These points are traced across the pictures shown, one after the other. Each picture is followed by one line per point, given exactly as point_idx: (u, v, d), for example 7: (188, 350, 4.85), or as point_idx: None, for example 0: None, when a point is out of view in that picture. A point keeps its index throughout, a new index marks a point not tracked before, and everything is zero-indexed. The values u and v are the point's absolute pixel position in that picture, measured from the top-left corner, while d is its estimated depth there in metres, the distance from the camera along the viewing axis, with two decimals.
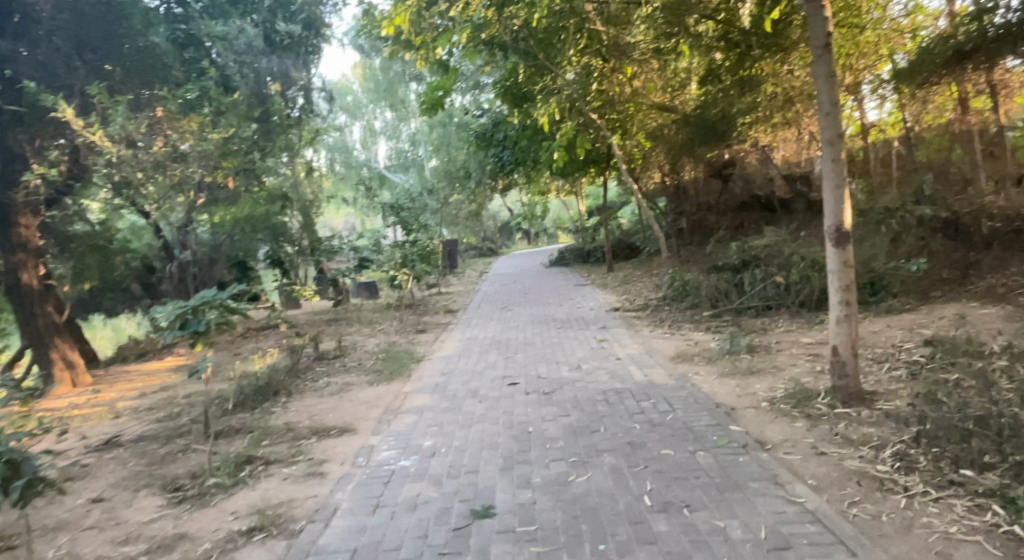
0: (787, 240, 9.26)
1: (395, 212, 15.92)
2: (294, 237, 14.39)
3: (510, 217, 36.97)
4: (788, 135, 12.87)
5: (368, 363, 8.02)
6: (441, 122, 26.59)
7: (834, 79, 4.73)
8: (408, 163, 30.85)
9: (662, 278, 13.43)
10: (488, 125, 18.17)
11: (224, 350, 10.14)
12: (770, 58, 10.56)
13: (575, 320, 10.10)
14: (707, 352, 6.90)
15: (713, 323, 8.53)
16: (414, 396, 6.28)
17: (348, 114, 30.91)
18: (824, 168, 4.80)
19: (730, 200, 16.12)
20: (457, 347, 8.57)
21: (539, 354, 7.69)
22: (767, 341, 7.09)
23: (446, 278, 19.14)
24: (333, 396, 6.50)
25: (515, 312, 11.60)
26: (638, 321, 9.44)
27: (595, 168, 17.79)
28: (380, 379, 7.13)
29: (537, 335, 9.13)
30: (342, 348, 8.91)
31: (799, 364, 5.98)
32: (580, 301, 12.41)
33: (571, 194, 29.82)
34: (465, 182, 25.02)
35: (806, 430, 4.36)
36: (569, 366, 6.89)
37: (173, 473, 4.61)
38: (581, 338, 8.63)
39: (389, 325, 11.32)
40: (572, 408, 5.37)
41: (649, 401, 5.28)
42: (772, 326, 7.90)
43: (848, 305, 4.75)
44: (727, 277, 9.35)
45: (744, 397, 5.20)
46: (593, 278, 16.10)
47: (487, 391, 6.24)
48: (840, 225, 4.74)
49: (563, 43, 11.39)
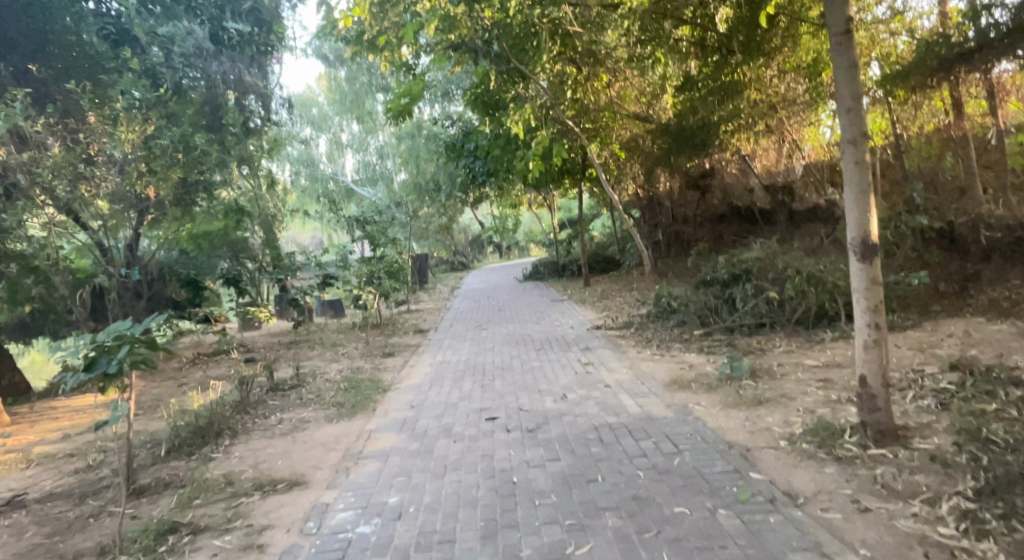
0: (778, 252, 8.72)
1: (361, 227, 15.11)
2: (256, 254, 13.87)
3: (481, 230, 36.31)
4: (769, 144, 12.43)
5: (328, 394, 7.21)
6: (410, 134, 25.84)
7: (856, 70, 4.14)
8: (376, 176, 29.96)
9: (642, 293, 12.85)
10: (458, 135, 17.49)
11: (168, 381, 9.20)
12: (752, 64, 10.05)
13: (554, 340, 9.43)
14: (705, 378, 6.26)
15: (705, 343, 7.92)
16: (378, 436, 5.48)
17: (313, 126, 29.97)
18: (846, 171, 4.19)
19: (708, 212, 15.67)
20: (428, 374, 7.79)
21: (519, 381, 6.95)
22: (769, 364, 6.47)
23: (415, 295, 18.32)
24: (285, 437, 5.68)
25: (490, 331, 10.87)
26: (622, 341, 8.79)
27: (570, 179, 17.19)
28: (340, 414, 6.33)
29: (515, 358, 8.43)
30: (300, 377, 8.08)
31: (810, 393, 5.37)
32: (558, 318, 11.75)
33: (543, 207, 29.29)
34: (434, 195, 24.29)
35: (840, 478, 3.70)
36: (553, 396, 6.16)
37: (78, 547, 3.77)
38: (563, 361, 7.94)
39: (353, 348, 10.49)
40: (562, 450, 4.64)
41: (650, 441, 4.59)
42: (770, 347, 7.31)
43: (878, 328, 4.12)
44: (716, 292, 8.76)
45: (757, 434, 4.55)
46: (569, 293, 15.46)
47: (461, 429, 5.47)
48: (867, 236, 4.12)
49: (537, 48, 10.77)
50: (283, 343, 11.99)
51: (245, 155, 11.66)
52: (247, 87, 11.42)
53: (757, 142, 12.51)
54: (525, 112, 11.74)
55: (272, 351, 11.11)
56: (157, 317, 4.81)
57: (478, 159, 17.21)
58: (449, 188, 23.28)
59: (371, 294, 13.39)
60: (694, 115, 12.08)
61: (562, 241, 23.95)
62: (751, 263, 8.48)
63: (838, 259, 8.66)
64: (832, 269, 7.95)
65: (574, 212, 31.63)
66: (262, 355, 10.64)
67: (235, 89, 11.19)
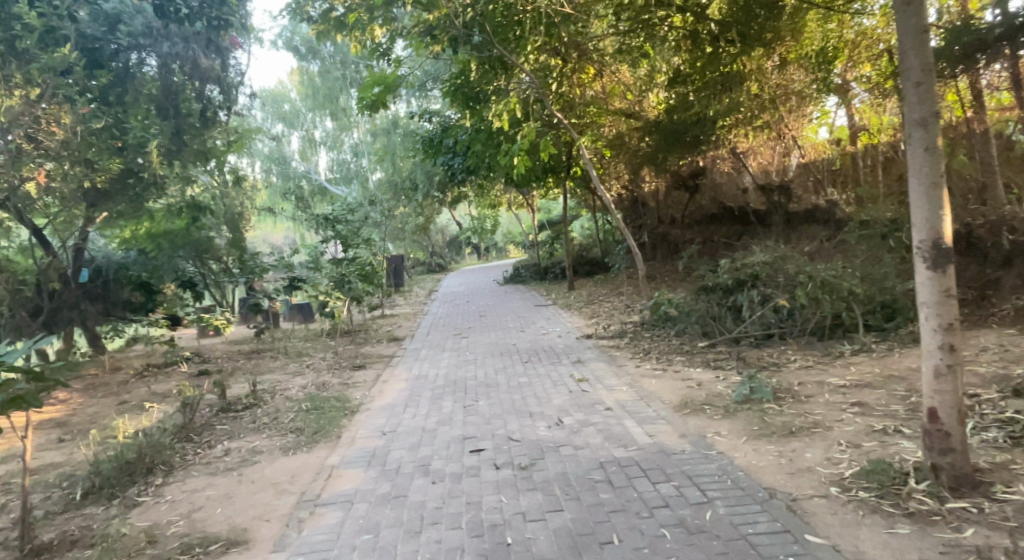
0: (787, 256, 8.02)
1: (331, 226, 14.10)
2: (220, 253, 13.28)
3: (459, 231, 35.42)
4: (766, 142, 11.76)
5: (286, 417, 6.29)
6: (385, 130, 24.75)
7: (927, 37, 3.39)
8: (350, 175, 28.83)
9: (633, 299, 12.10)
10: (436, 131, 16.55)
11: (108, 399, 8.17)
12: (753, 54, 9.38)
13: (541, 351, 8.61)
14: (719, 400, 5.49)
15: (710, 356, 7.16)
16: (342, 474, 4.61)
17: (284, 123, 28.80)
18: (913, 160, 3.44)
19: (697, 213, 15.01)
20: (402, 393, 6.91)
21: (505, 401, 6.11)
22: (788, 383, 5.74)
23: (390, 299, 17.36)
24: (230, 475, 4.79)
25: (470, 340, 10.04)
26: (617, 353, 7.99)
27: (554, 178, 16.39)
28: (299, 442, 5.43)
29: (500, 372, 7.59)
30: (256, 395, 7.14)
31: (848, 421, 4.62)
32: (543, 325, 10.94)
33: (523, 207, 28.51)
34: (411, 194, 23.38)
35: (923, 545, 2.94)
36: (547, 422, 5.33)
37: None
38: (554, 375, 7.12)
39: (320, 360, 9.53)
40: (563, 496, 3.81)
41: (671, 486, 3.78)
42: (785, 361, 6.57)
43: (954, 351, 3.36)
44: (719, 299, 8.02)
45: (799, 477, 3.78)
46: (554, 297, 14.68)
47: (441, 464, 4.61)
48: (940, 239, 3.35)
49: (522, 33, 9.96)
50: (244, 353, 11.02)
51: (203, 147, 10.62)
52: (218, 78, 10.46)
53: (753, 140, 11.85)
54: (510, 102, 10.93)
55: (230, 363, 10.15)
56: (48, 338, 4.99)
57: (458, 156, 16.35)
58: (426, 187, 22.37)
59: (339, 299, 12.36)
60: (688, 111, 11.36)
61: (543, 242, 23.15)
62: (759, 267, 7.76)
63: (851, 264, 7.97)
64: (848, 275, 7.27)
65: (554, 213, 30.91)
66: (218, 367, 9.68)
67: (199, 81, 10.17)
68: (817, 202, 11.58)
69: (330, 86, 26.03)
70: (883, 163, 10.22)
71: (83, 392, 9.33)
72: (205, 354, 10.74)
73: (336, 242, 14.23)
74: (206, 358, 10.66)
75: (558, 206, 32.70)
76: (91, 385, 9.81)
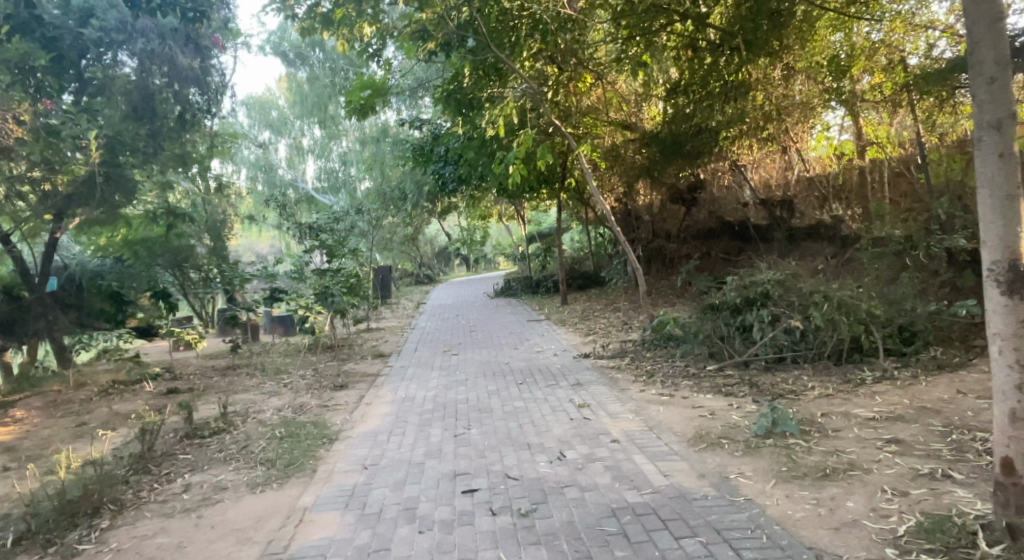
0: (799, 274, 7.55)
1: (314, 235, 13.47)
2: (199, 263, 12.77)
3: (448, 242, 34.89)
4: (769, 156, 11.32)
5: (256, 446, 5.67)
6: (375, 138, 24.21)
7: (1001, 29, 2.95)
8: (339, 184, 28.26)
9: (630, 316, 11.61)
10: (427, 139, 16.04)
11: (65, 421, 7.51)
12: (760, 63, 9.00)
13: (536, 372, 8.07)
14: (737, 433, 4.97)
15: (720, 381, 6.66)
16: (315, 518, 4.03)
17: (272, 130, 28.19)
18: (983, 168, 2.98)
19: (694, 227, 14.63)
20: (387, 418, 6.35)
21: (500, 430, 5.56)
22: (811, 414, 5.23)
23: (376, 312, 16.74)
24: (187, 518, 4.20)
25: (461, 357, 9.48)
26: (619, 375, 7.46)
27: (547, 189, 15.92)
28: (269, 477, 4.84)
29: (495, 394, 7.05)
30: (226, 419, 6.53)
31: (888, 463, 4.12)
32: (537, 342, 10.41)
33: (514, 218, 28.04)
34: (400, 204, 22.86)
35: None
36: (548, 456, 4.79)
37: None
38: (552, 400, 6.58)
39: (299, 378, 8.92)
40: (573, 555, 3.27)
41: (699, 544, 3.25)
42: (802, 388, 6.08)
43: None
44: (726, 319, 7.53)
45: (845, 534, 3.28)
46: (547, 312, 14.15)
47: (429, 507, 4.05)
48: (1018, 260, 2.87)
49: (518, 38, 9.52)
50: (219, 369, 10.39)
51: (181, 152, 10.03)
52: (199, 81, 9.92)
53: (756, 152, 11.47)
54: (505, 107, 10.48)
55: (203, 380, 9.52)
56: None
57: (448, 164, 15.82)
58: (416, 197, 21.85)
59: (319, 313, 11.83)
60: (690, 121, 10.94)
61: (534, 254, 22.65)
62: (771, 285, 7.28)
63: (866, 283, 7.53)
64: (866, 295, 6.81)
65: (545, 225, 30.53)
66: (189, 386, 9.05)
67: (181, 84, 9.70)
68: (821, 217, 11.28)
69: (318, 93, 25.47)
70: (892, 180, 9.80)
71: (42, 410, 8.66)
72: (177, 370, 10.11)
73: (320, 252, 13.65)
74: (178, 374, 10.03)
75: (549, 218, 32.35)
76: (51, 403, 9.14)
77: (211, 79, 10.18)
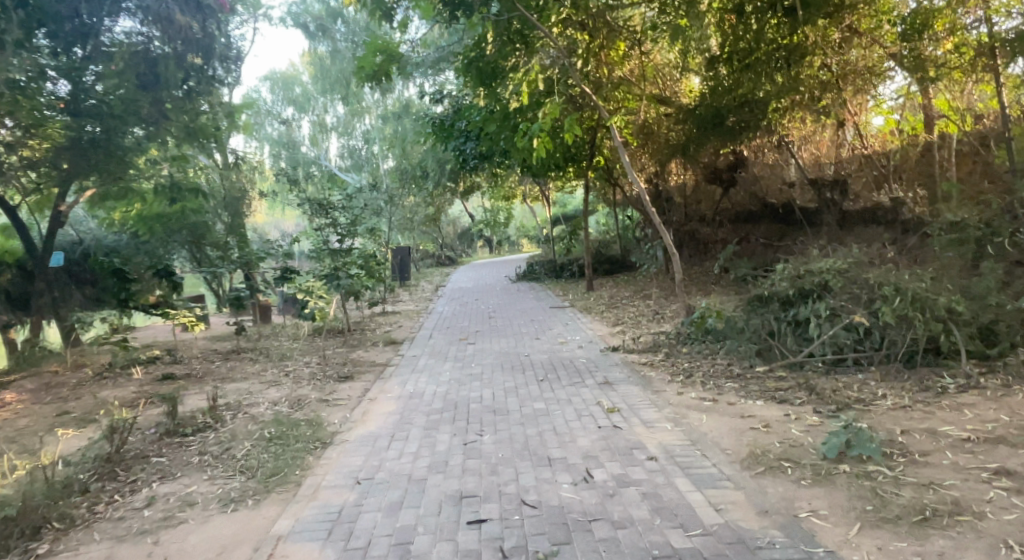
0: (862, 263, 6.63)
1: (327, 214, 12.37)
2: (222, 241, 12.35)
3: (471, 223, 34.17)
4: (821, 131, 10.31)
5: (239, 450, 4.99)
6: (397, 114, 23.41)
7: None
8: (362, 162, 27.58)
9: (663, 306, 10.74)
10: (449, 113, 15.19)
11: (47, 408, 6.94)
12: (819, 23, 8.05)
13: (559, 366, 7.30)
14: (802, 455, 4.13)
15: (771, 384, 5.80)
16: (289, 552, 3.31)
17: (295, 107, 27.54)
18: None
19: (731, 210, 13.59)
20: (390, 418, 5.63)
21: (518, 439, 4.80)
22: (888, 431, 4.38)
23: (394, 295, 16.09)
24: (140, 545, 3.52)
25: (477, 347, 8.75)
26: (653, 374, 6.63)
27: (573, 167, 15.02)
28: (245, 492, 4.15)
29: (512, 392, 6.31)
30: (213, 414, 5.85)
31: (1006, 504, 3.27)
32: (561, 332, 9.61)
33: (538, 200, 27.15)
34: (421, 182, 22.06)
35: None
36: (573, 477, 4.01)
37: None
38: (576, 402, 5.79)
39: (303, 367, 8.27)
40: None
41: None
42: (871, 396, 5.20)
43: None
44: (777, 312, 6.65)
45: None
46: (572, 298, 13.33)
47: (428, 543, 3.30)
48: None
49: None
50: (221, 353, 9.79)
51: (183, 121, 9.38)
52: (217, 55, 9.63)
53: (805, 127, 10.51)
54: (531, 75, 9.62)
55: (203, 366, 8.92)
56: None
57: (471, 140, 14.92)
58: (437, 176, 21.07)
59: (325, 297, 11.26)
60: (732, 93, 10.00)
61: (559, 237, 21.79)
62: (830, 275, 6.37)
63: (940, 274, 6.58)
64: (945, 289, 5.88)
65: (571, 208, 29.61)
66: (186, 372, 8.43)
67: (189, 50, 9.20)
68: (878, 200, 10.21)
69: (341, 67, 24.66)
70: (957, 156, 9.19)
71: (32, 394, 8.09)
72: (177, 353, 9.52)
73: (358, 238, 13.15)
74: (180, 358, 9.45)
75: (575, 200, 31.38)
76: (44, 386, 8.58)
77: (216, 43, 9.56)
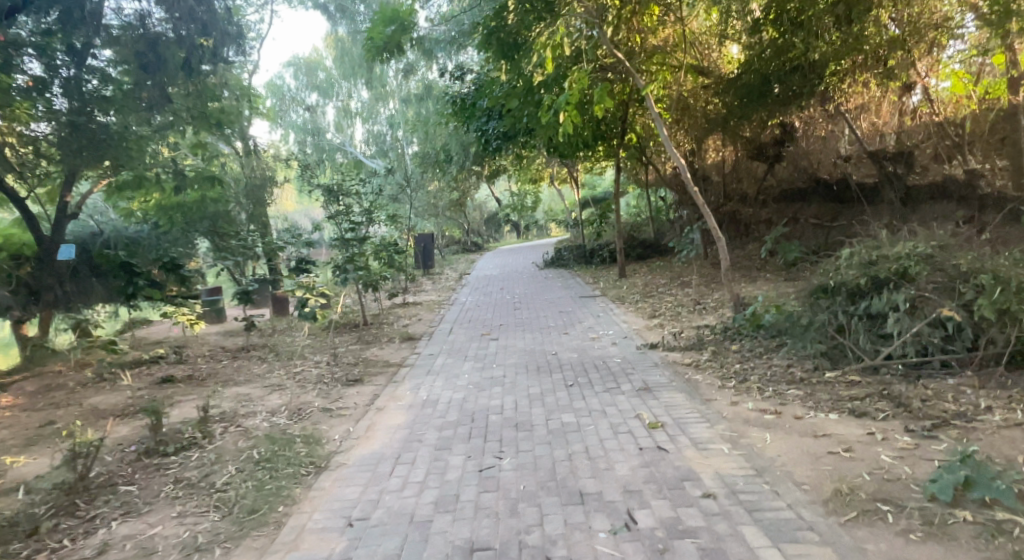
0: (946, 248, 5.68)
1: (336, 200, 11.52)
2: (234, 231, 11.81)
3: (497, 208, 33.36)
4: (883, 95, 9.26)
5: (220, 475, 4.29)
6: (419, 96, 22.59)
7: None
8: (386, 148, 26.87)
9: (704, 296, 9.83)
10: (470, 90, 14.34)
11: (33, 417, 6.35)
12: None
13: (590, 368, 6.49)
14: (902, 493, 3.28)
15: (844, 393, 4.91)
16: None
17: (319, 92, 26.88)
18: None
19: (776, 188, 12.55)
20: (397, 435, 4.90)
21: (545, 466, 4.03)
22: (1008, 460, 3.51)
23: (416, 284, 15.41)
24: None
25: (499, 345, 7.98)
26: (701, 377, 5.77)
27: (603, 146, 14.07)
28: (216, 537, 3.45)
29: (536, 401, 5.53)
30: (200, 428, 5.16)
31: None
32: (592, 326, 8.77)
33: (566, 182, 26.20)
34: (445, 166, 21.27)
35: None
36: (613, 523, 3.23)
37: None
38: (611, 414, 5.00)
39: (312, 367, 7.60)
40: None
41: None
42: (972, 409, 4.30)
43: None
44: (846, 305, 5.72)
45: None
46: (603, 286, 12.45)
47: None
48: None
49: None
50: (229, 351, 9.15)
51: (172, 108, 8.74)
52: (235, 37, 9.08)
53: (865, 92, 9.35)
54: (556, 39, 8.65)
55: (209, 365, 8.32)
56: None
57: (493, 120, 14.06)
58: (461, 160, 20.25)
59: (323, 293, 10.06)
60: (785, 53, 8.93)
61: (588, 221, 20.86)
62: (911, 263, 5.44)
63: None
64: None
65: (600, 190, 28.62)
66: (189, 374, 7.82)
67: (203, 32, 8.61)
68: (949, 172, 9.21)
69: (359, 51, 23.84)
70: None
71: (27, 398, 7.53)
72: (182, 351, 8.90)
73: (377, 224, 12.52)
74: (185, 356, 8.85)
75: (605, 182, 30.35)
76: (43, 388, 8.03)
77: (228, 27, 8.92)
